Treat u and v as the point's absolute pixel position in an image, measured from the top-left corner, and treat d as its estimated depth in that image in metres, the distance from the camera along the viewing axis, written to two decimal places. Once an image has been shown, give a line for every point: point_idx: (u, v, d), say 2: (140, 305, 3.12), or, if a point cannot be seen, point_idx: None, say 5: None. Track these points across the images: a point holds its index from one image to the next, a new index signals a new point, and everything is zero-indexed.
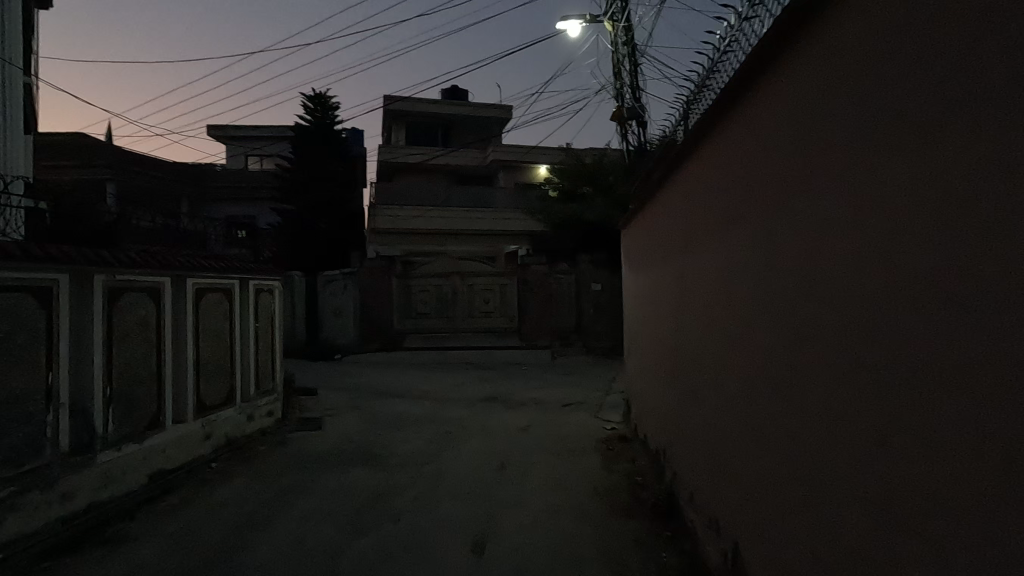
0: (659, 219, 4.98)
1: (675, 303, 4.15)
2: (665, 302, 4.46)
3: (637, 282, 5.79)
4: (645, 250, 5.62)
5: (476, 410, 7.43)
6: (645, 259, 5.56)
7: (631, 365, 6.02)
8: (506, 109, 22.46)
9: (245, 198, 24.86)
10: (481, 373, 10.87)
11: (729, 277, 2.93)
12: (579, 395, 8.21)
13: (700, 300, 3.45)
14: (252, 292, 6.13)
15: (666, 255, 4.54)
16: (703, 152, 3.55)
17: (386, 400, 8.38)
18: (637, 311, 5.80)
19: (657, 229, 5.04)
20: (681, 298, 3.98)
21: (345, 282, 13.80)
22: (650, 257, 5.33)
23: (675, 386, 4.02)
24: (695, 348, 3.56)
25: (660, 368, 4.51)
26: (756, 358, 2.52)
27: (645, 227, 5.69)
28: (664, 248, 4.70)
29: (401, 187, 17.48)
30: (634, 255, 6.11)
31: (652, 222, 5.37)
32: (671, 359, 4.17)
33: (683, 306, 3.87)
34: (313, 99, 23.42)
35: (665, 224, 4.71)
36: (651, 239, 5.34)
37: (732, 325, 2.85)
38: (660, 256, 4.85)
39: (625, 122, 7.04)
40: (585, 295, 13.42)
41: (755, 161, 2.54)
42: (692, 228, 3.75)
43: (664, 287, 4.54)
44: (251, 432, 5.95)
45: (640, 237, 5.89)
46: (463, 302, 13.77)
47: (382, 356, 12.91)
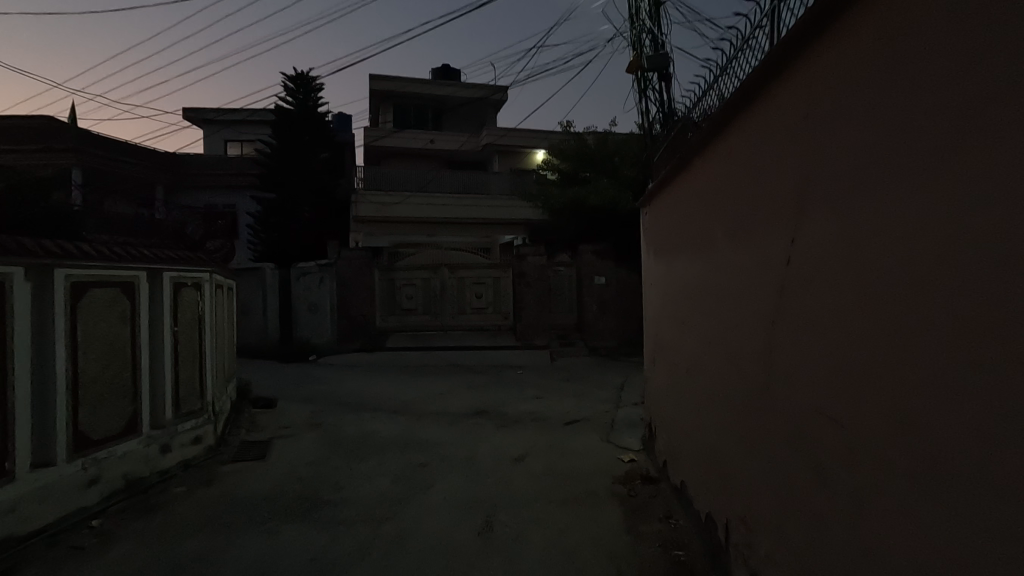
0: (693, 194, 3.70)
1: (722, 312, 2.90)
2: (706, 307, 3.19)
3: (662, 277, 4.49)
4: (671, 236, 4.33)
5: (459, 431, 6.09)
6: (673, 248, 4.19)
7: (650, 380, 4.77)
8: (501, 90, 21.04)
9: (224, 187, 23.36)
10: (470, 378, 9.53)
11: (872, 277, 1.61)
12: (585, 410, 6.84)
13: (790, 315, 2.13)
14: (169, 287, 4.73)
15: (705, 243, 3.27)
16: (789, 76, 2.20)
17: (355, 415, 7.04)
18: (660, 314, 4.51)
19: (690, 210, 3.76)
20: (734, 304, 2.72)
21: (321, 275, 12.42)
22: (679, 245, 4.06)
23: (728, 429, 2.76)
24: (776, 387, 2.23)
25: (704, 401, 3.19)
26: (972, 436, 1.25)
27: (671, 208, 4.39)
28: (699, 232, 3.44)
29: (386, 171, 16.07)
30: (656, 243, 4.75)
31: (680, 201, 4.09)
32: (720, 389, 2.91)
33: (742, 316, 2.61)
34: (294, 80, 21.90)
35: (702, 202, 3.44)
36: (680, 223, 4.06)
37: (889, 367, 1.53)
38: (693, 244, 3.58)
39: (643, 75, 5.69)
40: (587, 289, 12.00)
41: (954, 49, 1.28)
42: (756, 202, 2.49)
43: (702, 287, 3.27)
44: (166, 468, 4.60)
45: (664, 221, 4.59)
46: (452, 297, 12.48)
47: (362, 357, 11.57)
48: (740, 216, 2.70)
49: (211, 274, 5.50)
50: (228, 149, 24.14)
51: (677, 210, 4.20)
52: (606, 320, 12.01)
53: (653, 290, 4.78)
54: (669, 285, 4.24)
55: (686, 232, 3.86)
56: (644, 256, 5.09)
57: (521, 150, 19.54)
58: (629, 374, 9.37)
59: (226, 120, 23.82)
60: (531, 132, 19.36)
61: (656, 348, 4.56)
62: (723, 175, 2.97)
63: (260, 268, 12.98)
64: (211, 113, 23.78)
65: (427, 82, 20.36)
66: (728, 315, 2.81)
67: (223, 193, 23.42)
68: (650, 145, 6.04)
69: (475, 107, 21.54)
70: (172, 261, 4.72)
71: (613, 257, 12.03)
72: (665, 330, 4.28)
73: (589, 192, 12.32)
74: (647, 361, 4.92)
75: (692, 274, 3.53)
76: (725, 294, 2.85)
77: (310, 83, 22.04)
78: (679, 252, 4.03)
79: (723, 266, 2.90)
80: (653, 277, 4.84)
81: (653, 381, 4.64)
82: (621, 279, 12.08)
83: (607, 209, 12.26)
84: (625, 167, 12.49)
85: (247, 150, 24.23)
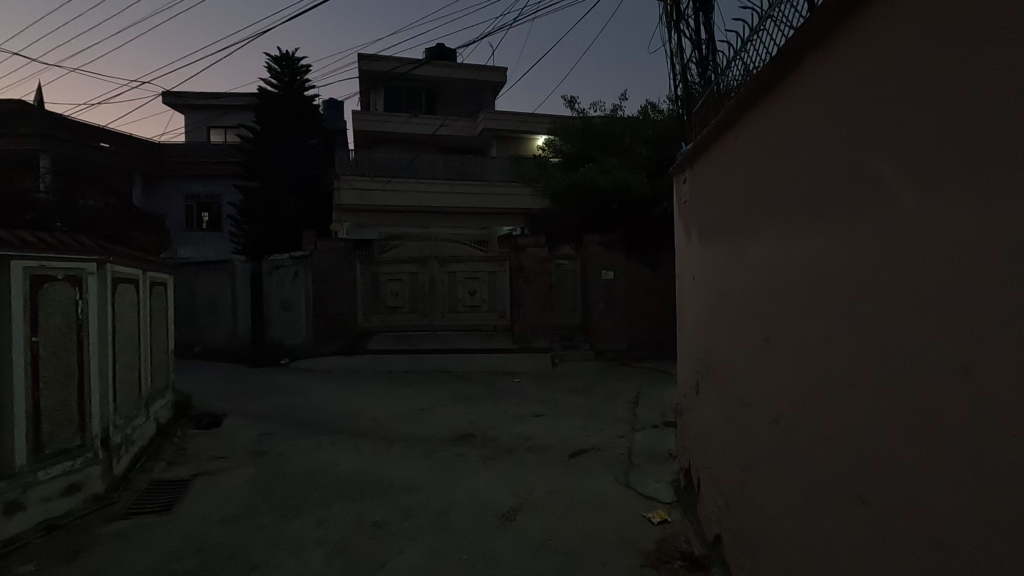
0: (758, 154, 2.45)
1: (858, 340, 1.65)
2: (810, 327, 1.94)
3: (701, 272, 3.24)
4: (714, 217, 3.09)
5: (434, 467, 4.77)
6: (731, 233, 2.79)
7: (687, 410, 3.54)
8: (501, 72, 19.64)
9: (206, 176, 22.03)
10: (459, 388, 8.25)
11: None
12: (595, 436, 5.53)
13: None
14: (24, 283, 3.42)
15: (798, 226, 2.03)
16: None
17: (313, 439, 5.74)
18: (699, 322, 3.26)
19: (752, 181, 2.52)
20: (898, 327, 1.48)
21: (295, 269, 11.12)
22: (728, 229, 2.82)
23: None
24: None
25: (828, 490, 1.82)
26: None
27: (712, 178, 3.14)
28: (780, 209, 2.19)
29: (366, 154, 14.45)
30: (698, 230, 3.34)
31: (731, 168, 2.83)
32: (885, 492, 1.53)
33: (927, 352, 1.37)
34: (279, 60, 20.52)
35: (782, 164, 2.19)
36: (730, 199, 2.82)
37: None
38: (765, 229, 2.34)
39: (673, 2, 4.33)
40: (592, 285, 10.62)
41: None
42: (976, 131, 1.20)
43: (798, 292, 2.02)
44: (16, 534, 3.32)
45: (699, 200, 3.35)
46: (442, 294, 11.21)
47: (339, 361, 10.26)
48: (900, 174, 1.45)
49: (108, 265, 4.14)
50: (211, 136, 22.72)
51: (722, 183, 2.96)
52: (615, 319, 10.66)
53: (687, 290, 3.54)
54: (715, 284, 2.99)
55: (744, 210, 2.62)
56: (679, 248, 3.69)
57: (521, 136, 18.16)
58: (644, 385, 8.06)
59: (208, 104, 22.38)
60: (532, 116, 17.97)
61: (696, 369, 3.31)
62: (846, 108, 1.71)
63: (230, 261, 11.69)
64: (192, 97, 22.36)
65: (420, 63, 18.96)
66: (876, 348, 1.56)
67: (207, 182, 22.11)
68: (680, 95, 4.69)
69: (471, 90, 20.15)
70: (30, 250, 3.42)
71: (622, 249, 10.68)
72: (711, 345, 3.03)
73: (596, 174, 10.93)
74: (681, 381, 3.71)
75: (767, 272, 2.29)
76: (870, 309, 1.60)
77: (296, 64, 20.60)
78: (730, 239, 2.79)
79: (855, 261, 1.66)
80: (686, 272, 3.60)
81: (692, 413, 3.40)
82: (631, 274, 10.70)
83: (615, 195, 10.92)
84: (635, 149, 11.11)
85: (230, 137, 22.80)
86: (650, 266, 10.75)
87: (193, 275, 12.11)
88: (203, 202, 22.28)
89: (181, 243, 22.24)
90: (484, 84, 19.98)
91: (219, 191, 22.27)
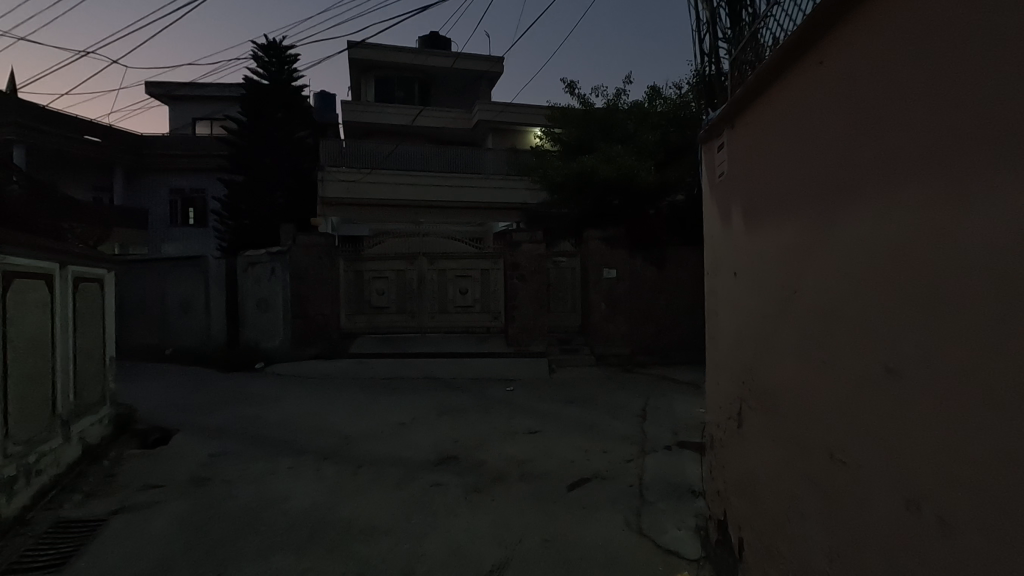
0: (847, 96, 1.66)
1: None
2: (986, 371, 1.14)
3: (744, 267, 2.46)
4: (762, 193, 2.28)
5: (405, 504, 3.94)
6: (797, 213, 1.98)
7: (720, 442, 2.77)
8: (498, 61, 18.77)
9: (191, 170, 21.16)
10: (446, 398, 7.41)
11: None
12: (598, 461, 4.72)
13: None
14: None
15: (948, 197, 1.24)
16: None
17: (269, 462, 4.91)
18: (742, 331, 2.47)
19: (837, 138, 1.71)
20: None
21: (272, 266, 10.30)
22: (791, 209, 2.03)
23: None
24: None
25: None
26: None
27: (760, 140, 2.32)
28: (900, 173, 1.40)
29: (353, 144, 13.58)
30: (740, 212, 2.54)
31: (793, 124, 2.02)
32: None
33: None
34: (266, 49, 19.63)
35: (904, 102, 1.40)
36: (793, 165, 2.02)
37: None
38: (864, 206, 1.56)
39: None
40: (593, 283, 9.80)
41: None
42: None
43: (949, 304, 1.23)
44: None
45: (739, 170, 2.53)
46: (432, 293, 10.54)
47: (317, 366, 9.41)
48: None
49: None
50: (196, 128, 21.80)
51: (777, 145, 2.15)
52: (618, 321, 9.82)
53: (722, 287, 2.74)
54: (768, 286, 2.20)
55: (820, 182, 1.82)
56: (713, 236, 2.89)
57: (519, 128, 17.33)
58: (651, 396, 7.23)
59: (193, 94, 21.47)
60: (530, 108, 17.13)
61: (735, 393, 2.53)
62: None
63: (203, 258, 10.86)
64: (177, 87, 21.46)
65: (413, 51, 18.10)
66: None
67: (192, 176, 21.22)
68: (706, 54, 3.90)
69: (467, 81, 19.32)
70: None
71: (626, 246, 9.86)
72: (763, 369, 2.25)
73: (599, 163, 10.06)
74: (711, 403, 2.93)
75: (873, 274, 1.50)
76: None
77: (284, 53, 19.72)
78: (795, 222, 2.00)
79: None
80: (720, 264, 2.80)
81: (728, 449, 2.63)
82: (635, 272, 9.87)
83: (619, 186, 10.08)
84: (640, 136, 10.26)
85: (216, 129, 21.88)
86: (656, 263, 9.91)
87: (164, 271, 11.25)
88: (188, 196, 21.41)
89: (166, 239, 21.42)
90: (481, 74, 19.12)
91: (204, 186, 21.37)
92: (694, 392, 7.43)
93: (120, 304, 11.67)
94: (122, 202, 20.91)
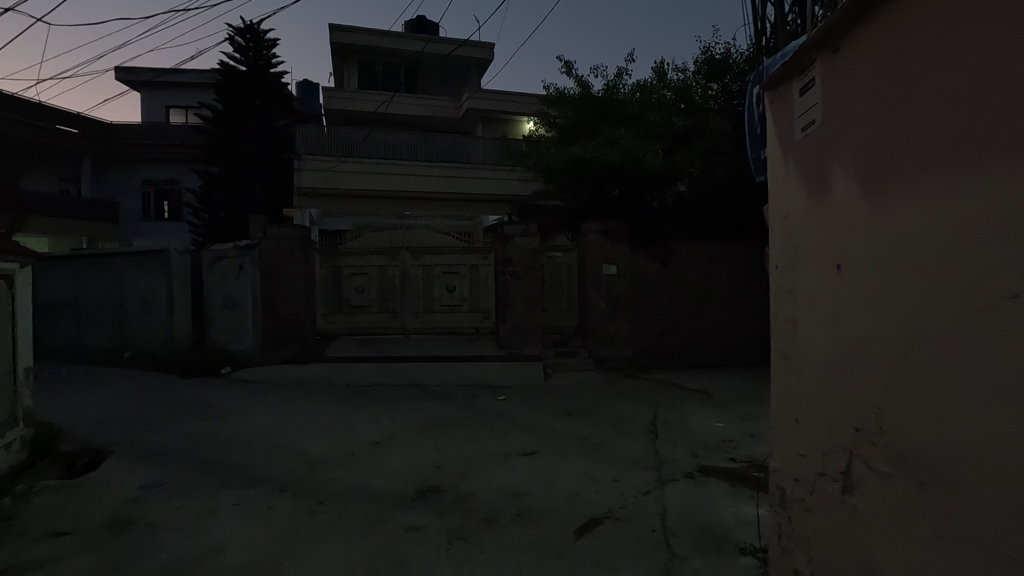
0: None
1: None
2: None
3: (849, 266, 1.79)
4: (903, 153, 1.55)
5: (371, 558, 3.13)
6: (986, 191, 1.30)
7: (798, 496, 2.10)
8: (489, 47, 17.89)
9: (164, 160, 20.06)
10: (430, 410, 6.58)
11: None
12: (608, 496, 3.92)
13: None
14: None
15: None
16: None
17: (211, 496, 4.07)
18: (854, 355, 1.76)
19: None
20: None
21: (240, 261, 9.39)
22: (970, 185, 1.34)
23: None
24: None
25: None
26: None
27: (896, 73, 1.57)
28: None
29: (333, 130, 12.63)
30: (834, 189, 1.86)
31: (982, 48, 1.31)
32: None
33: None
34: (242, 32, 18.56)
35: None
36: (989, 110, 1.29)
37: None
38: None
39: None
40: (592, 281, 9.00)
41: None
42: None
43: None
44: None
45: (843, 123, 1.79)
46: (416, 291, 9.80)
47: (289, 371, 8.56)
48: None
49: None
50: (170, 116, 20.66)
51: (937, 82, 1.44)
52: (618, 321, 9.02)
53: (807, 288, 2.03)
54: (922, 297, 1.49)
55: None
56: (783, 217, 2.19)
57: (509, 118, 16.44)
58: (659, 407, 6.43)
59: (167, 80, 20.33)
60: (522, 95, 16.25)
61: (837, 440, 1.84)
62: None
63: (164, 252, 9.91)
64: (149, 73, 20.31)
65: (398, 35, 17.15)
66: None
67: (165, 167, 20.12)
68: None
69: (457, 69, 18.42)
70: None
71: (627, 239, 9.07)
72: (903, 418, 1.56)
73: (599, 148, 9.23)
74: (778, 442, 2.25)
75: None
76: None
77: (262, 36, 18.67)
78: (984, 204, 1.31)
79: None
80: (800, 254, 2.08)
81: (815, 511, 1.97)
82: (637, 268, 9.09)
83: (620, 174, 9.27)
84: (644, 120, 9.45)
85: (191, 117, 20.75)
86: (659, 259, 9.14)
87: (123, 268, 10.30)
88: (161, 188, 20.32)
89: (137, 234, 20.35)
90: (471, 61, 18.23)
91: (178, 177, 20.28)
92: (706, 401, 6.62)
93: (75, 303, 10.70)
94: (91, 195, 19.80)
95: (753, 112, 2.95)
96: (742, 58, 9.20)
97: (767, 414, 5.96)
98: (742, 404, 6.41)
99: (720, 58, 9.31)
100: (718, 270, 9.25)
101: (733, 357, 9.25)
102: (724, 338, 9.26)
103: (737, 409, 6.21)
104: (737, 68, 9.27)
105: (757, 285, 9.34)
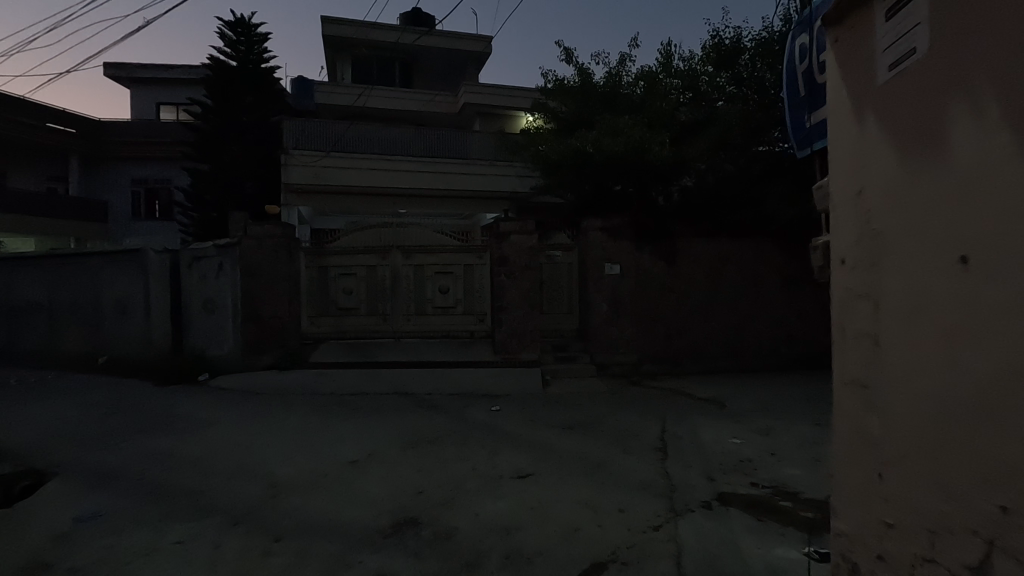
0: None
1: None
2: None
3: (980, 263, 1.35)
4: None
5: None
6: None
7: (905, 556, 1.64)
8: (487, 41, 17.33)
9: (153, 158, 19.51)
10: (417, 423, 6.02)
11: None
12: (614, 532, 3.36)
13: None
14: None
15: None
16: None
17: (153, 531, 3.50)
18: (1001, 367, 1.30)
19: None
20: None
21: (219, 260, 8.84)
22: None
23: None
24: None
25: None
26: None
27: None
28: None
29: (322, 123, 12.04)
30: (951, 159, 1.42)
31: None
32: None
33: None
34: (233, 26, 18.01)
35: None
36: None
37: None
38: None
39: None
40: (594, 281, 8.43)
41: None
42: None
43: None
44: None
45: (971, 47, 1.35)
46: (407, 293, 9.26)
47: (270, 378, 8.00)
48: None
49: None
50: (160, 113, 20.11)
51: None
52: (621, 325, 8.44)
53: (905, 278, 1.58)
54: None
55: None
56: (860, 198, 1.74)
57: (507, 113, 15.90)
58: (668, 419, 5.88)
59: (156, 76, 19.78)
60: (520, 90, 15.69)
61: (969, 476, 1.39)
62: None
63: (140, 252, 9.35)
64: (138, 69, 19.78)
65: (393, 28, 16.62)
66: None
67: (155, 165, 19.58)
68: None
69: (454, 63, 17.89)
70: None
71: (631, 237, 8.50)
72: None
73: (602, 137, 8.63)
74: (858, 486, 1.81)
75: None
76: None
77: (253, 30, 18.16)
78: None
79: None
80: (891, 236, 1.63)
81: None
82: (642, 268, 8.52)
83: (624, 168, 8.70)
84: (649, 109, 8.87)
85: (182, 114, 20.20)
86: (665, 258, 8.57)
87: (98, 268, 9.74)
88: (151, 187, 19.78)
89: (126, 233, 19.82)
90: (469, 56, 17.68)
91: (169, 176, 19.75)
92: (718, 413, 6.06)
93: (49, 306, 10.15)
94: (78, 193, 19.27)
95: (791, 66, 2.38)
96: (753, 42, 8.61)
97: (788, 428, 5.40)
98: (758, 416, 5.86)
99: (729, 43, 8.72)
100: (728, 270, 8.69)
101: (745, 362, 8.68)
102: (735, 343, 8.69)
103: (753, 422, 5.66)
104: (748, 55, 8.69)
105: (769, 286, 8.76)
